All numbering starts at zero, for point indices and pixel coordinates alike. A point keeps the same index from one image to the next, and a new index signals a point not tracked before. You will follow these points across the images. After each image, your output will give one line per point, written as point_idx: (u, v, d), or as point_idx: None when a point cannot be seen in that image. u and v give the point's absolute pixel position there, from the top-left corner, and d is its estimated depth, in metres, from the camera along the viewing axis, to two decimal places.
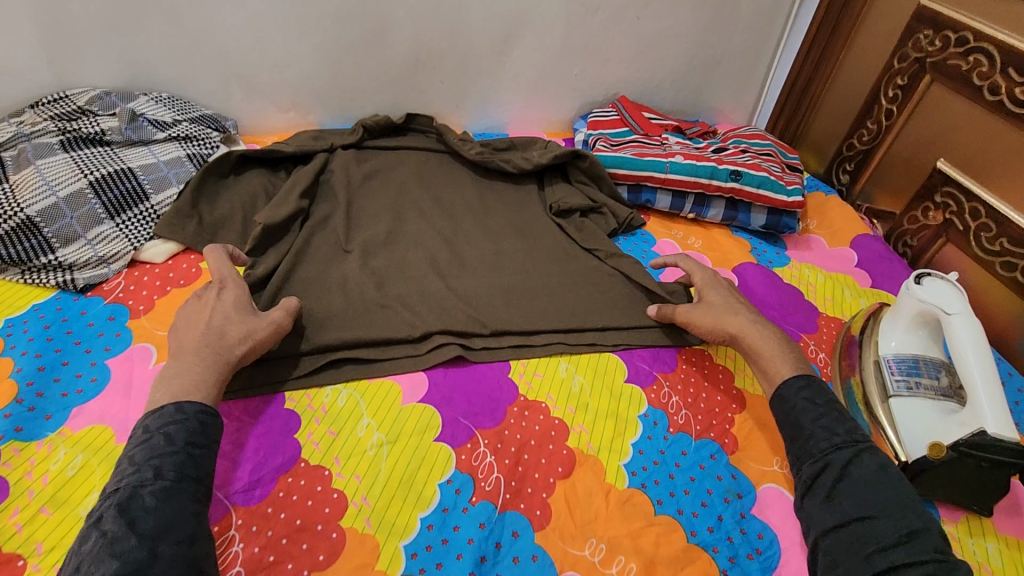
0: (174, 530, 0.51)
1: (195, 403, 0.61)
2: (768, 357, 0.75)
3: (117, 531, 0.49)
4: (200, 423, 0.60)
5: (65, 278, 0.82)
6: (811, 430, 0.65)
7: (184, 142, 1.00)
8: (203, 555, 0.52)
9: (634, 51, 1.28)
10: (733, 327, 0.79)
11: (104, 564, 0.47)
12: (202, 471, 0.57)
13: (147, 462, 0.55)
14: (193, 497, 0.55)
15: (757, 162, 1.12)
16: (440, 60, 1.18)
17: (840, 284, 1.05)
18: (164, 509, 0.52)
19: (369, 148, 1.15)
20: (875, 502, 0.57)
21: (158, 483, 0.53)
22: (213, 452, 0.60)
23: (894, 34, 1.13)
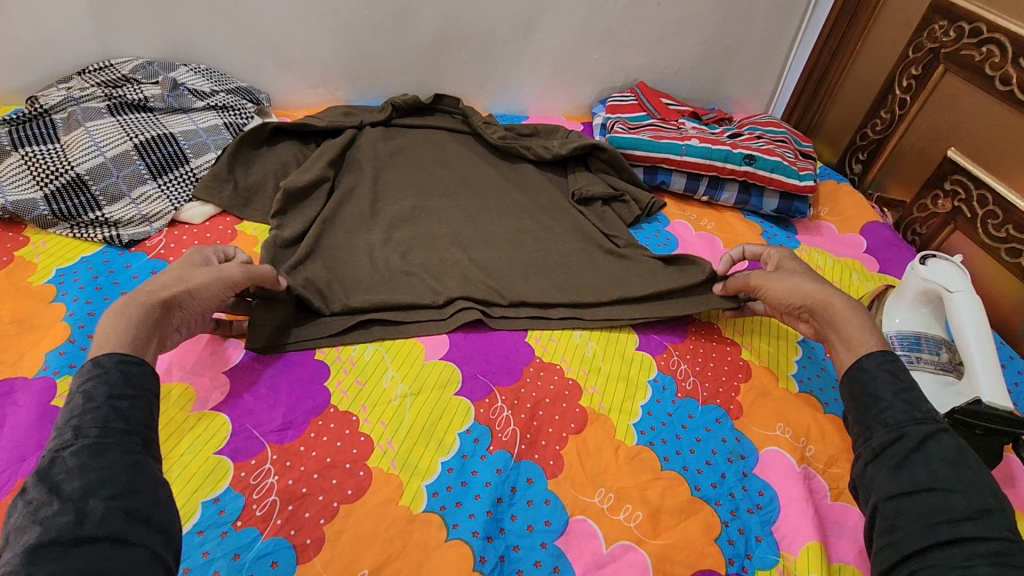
0: (107, 486, 0.43)
1: (111, 354, 0.53)
2: (851, 325, 0.67)
3: (40, 498, 0.42)
4: (121, 373, 0.51)
5: (111, 233, 0.87)
6: (891, 401, 0.57)
7: (221, 111, 1.05)
8: (148, 505, 0.44)
9: (654, 38, 1.31)
10: (816, 295, 0.72)
11: (32, 533, 0.40)
12: (134, 420, 0.49)
13: (66, 422, 0.46)
14: (124, 449, 0.46)
15: (771, 148, 1.15)
16: (465, 41, 1.22)
17: (848, 268, 1.08)
18: (89, 467, 0.44)
19: (396, 126, 1.20)
20: (952, 476, 0.50)
21: (79, 441, 0.45)
22: (145, 401, 0.51)
23: (910, 25, 1.15)
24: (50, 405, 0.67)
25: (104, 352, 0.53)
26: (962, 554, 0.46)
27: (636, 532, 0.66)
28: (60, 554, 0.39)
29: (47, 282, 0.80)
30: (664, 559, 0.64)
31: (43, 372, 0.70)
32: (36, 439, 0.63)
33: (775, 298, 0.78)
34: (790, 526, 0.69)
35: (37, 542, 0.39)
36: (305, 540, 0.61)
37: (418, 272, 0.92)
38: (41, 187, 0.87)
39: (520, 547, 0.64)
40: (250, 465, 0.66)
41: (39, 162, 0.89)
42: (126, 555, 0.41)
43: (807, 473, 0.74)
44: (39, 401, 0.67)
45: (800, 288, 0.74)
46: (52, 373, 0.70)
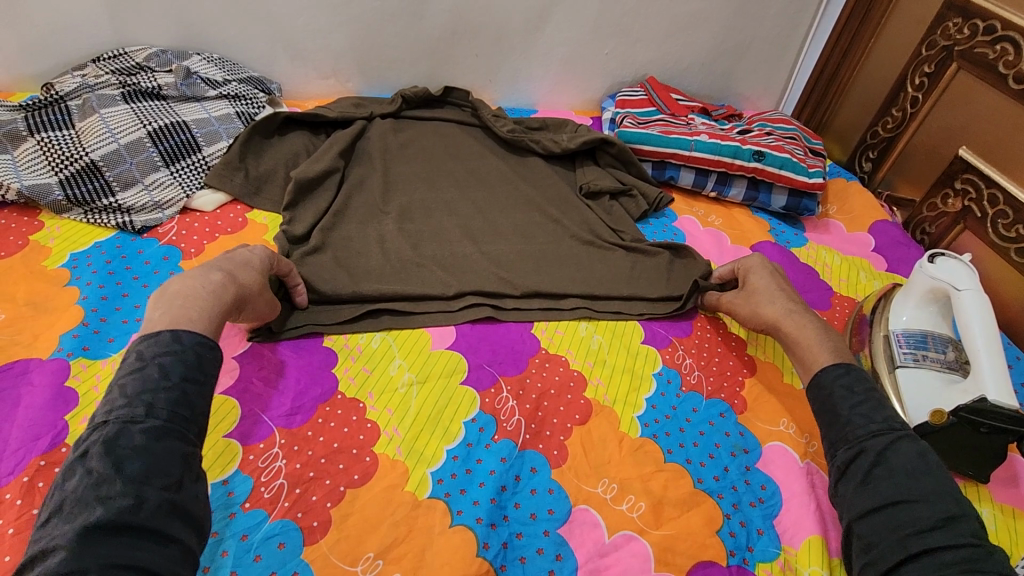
0: (161, 474, 0.49)
1: (192, 333, 0.58)
2: (807, 345, 0.74)
3: (103, 472, 0.48)
4: (196, 357, 0.57)
5: (124, 219, 0.88)
6: (850, 417, 0.65)
7: (233, 100, 1.06)
8: (191, 499, 0.51)
9: (666, 32, 1.30)
10: (769, 317, 0.79)
11: (87, 506, 0.46)
12: (196, 409, 0.55)
13: (139, 395, 0.52)
14: (182, 437, 0.52)
15: (781, 144, 1.14)
16: (475, 33, 1.22)
17: (856, 266, 1.09)
18: (152, 451, 0.50)
19: (406, 118, 1.20)
20: (914, 488, 0.57)
21: (150, 421, 0.51)
22: (208, 388, 0.57)
23: (924, 22, 1.14)
24: (64, 386, 0.68)
25: (184, 328, 0.58)
26: (933, 564, 0.52)
27: (638, 523, 0.67)
28: (111, 536, 0.45)
29: (61, 266, 0.82)
30: (665, 549, 0.65)
31: (57, 354, 0.71)
32: (50, 419, 0.65)
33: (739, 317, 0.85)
34: (792, 520, 0.69)
35: (93, 516, 0.45)
36: (311, 523, 0.62)
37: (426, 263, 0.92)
38: (57, 172, 0.89)
39: (523, 534, 0.65)
40: (258, 449, 0.67)
41: (55, 148, 0.90)
42: (164, 545, 0.47)
43: (811, 469, 0.74)
44: (53, 382, 0.68)
45: (759, 312, 0.81)
46: (66, 355, 0.71)
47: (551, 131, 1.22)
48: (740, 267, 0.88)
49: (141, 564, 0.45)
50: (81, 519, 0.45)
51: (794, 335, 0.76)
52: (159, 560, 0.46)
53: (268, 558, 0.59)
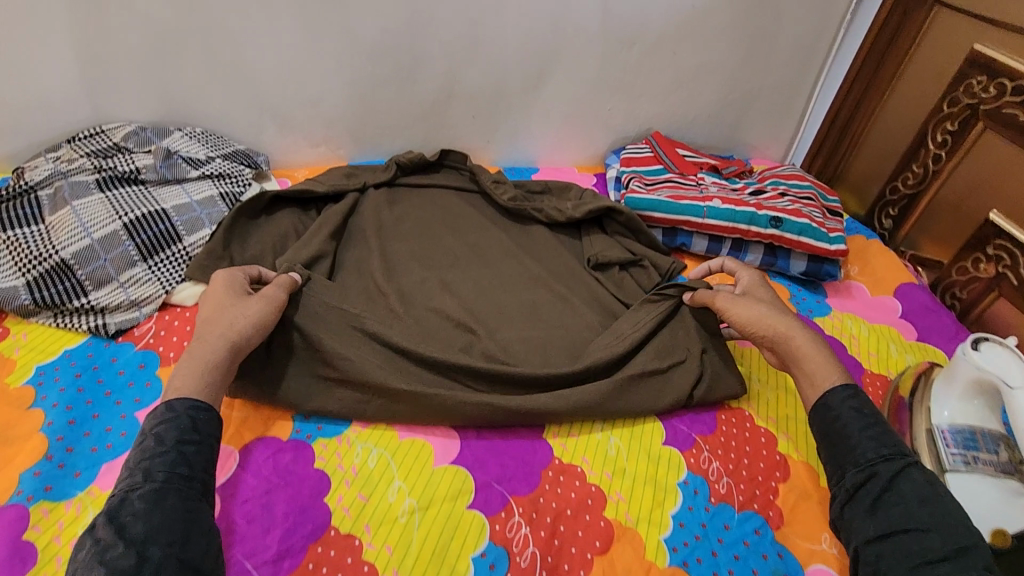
0: (163, 532, 0.52)
1: (183, 400, 0.63)
2: (812, 359, 0.75)
3: (109, 538, 0.51)
4: (189, 420, 0.61)
5: (97, 322, 0.81)
6: (859, 440, 0.67)
7: (217, 180, 0.99)
8: (197, 553, 0.53)
9: (669, 86, 1.25)
10: (777, 327, 0.79)
11: (94, 572, 0.49)
12: (195, 468, 0.58)
13: (138, 465, 0.57)
14: (183, 496, 0.56)
15: (798, 208, 1.08)
16: (472, 94, 1.17)
17: (885, 338, 1.02)
18: (152, 512, 0.53)
19: (401, 186, 1.14)
20: (925, 514, 0.60)
21: (148, 485, 0.55)
22: (206, 447, 0.61)
23: (944, 75, 1.07)
24: (21, 540, 0.60)
25: (176, 397, 0.63)
26: None
27: None
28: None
29: (26, 384, 0.74)
30: None
31: (15, 498, 0.63)
32: None
33: (735, 320, 0.82)
34: None
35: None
36: None
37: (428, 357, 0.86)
38: (22, 273, 0.82)
39: None
40: None
41: (21, 247, 0.83)
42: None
43: None
44: (9, 534, 0.60)
45: (765, 317, 0.80)
46: (25, 499, 0.63)
47: (554, 196, 1.16)
48: (740, 279, 0.90)
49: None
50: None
51: (798, 348, 0.76)
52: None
53: None
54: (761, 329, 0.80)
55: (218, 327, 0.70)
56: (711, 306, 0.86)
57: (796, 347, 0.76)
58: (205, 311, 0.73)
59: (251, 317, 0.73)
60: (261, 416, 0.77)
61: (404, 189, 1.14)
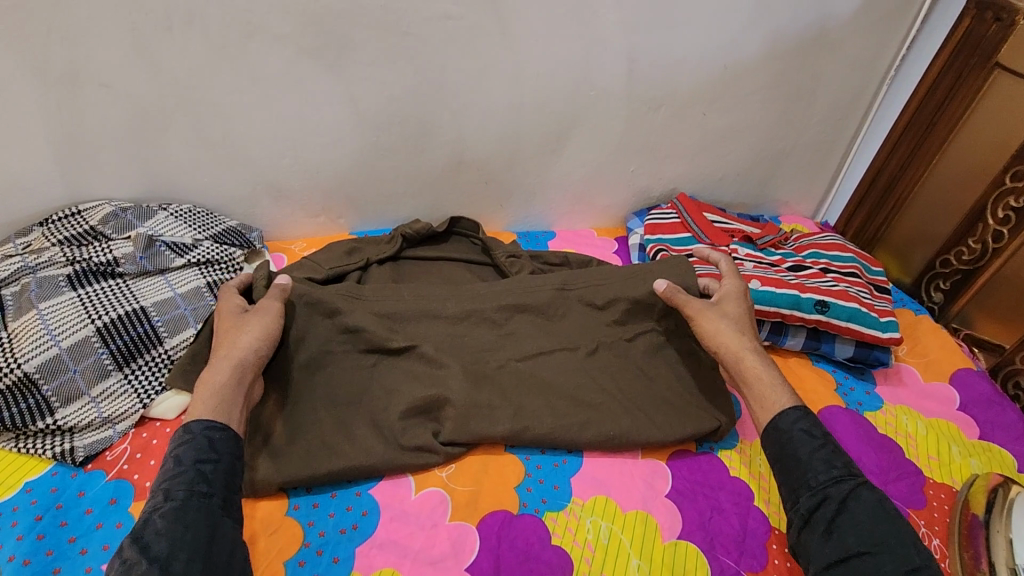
0: (185, 547, 0.56)
1: (200, 421, 0.66)
2: (763, 383, 0.76)
3: (133, 556, 0.55)
4: (206, 441, 0.64)
5: (63, 447, 0.72)
6: (809, 461, 0.68)
7: (205, 268, 0.90)
8: (221, 565, 0.58)
9: (697, 146, 1.16)
10: (735, 347, 0.80)
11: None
12: (213, 483, 0.62)
13: (161, 484, 0.61)
14: (205, 511, 0.60)
15: (845, 289, 0.98)
16: (485, 160, 1.08)
17: (945, 436, 0.92)
18: (173, 530, 0.57)
19: (407, 260, 1.05)
20: (875, 537, 0.61)
21: (170, 504, 0.59)
22: (225, 463, 0.64)
23: (1009, 145, 0.99)
24: None
25: (193, 418, 0.67)
26: None
27: None
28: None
29: None
30: None
31: None
32: None
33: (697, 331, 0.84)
34: None
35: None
36: None
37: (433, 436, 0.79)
38: None
39: None
40: None
41: None
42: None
43: None
44: None
45: (729, 336, 0.81)
46: None
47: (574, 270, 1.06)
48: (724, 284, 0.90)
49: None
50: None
51: (751, 372, 0.77)
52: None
53: None
54: (719, 347, 0.81)
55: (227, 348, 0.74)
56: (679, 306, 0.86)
57: (749, 370, 0.78)
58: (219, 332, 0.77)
59: (255, 334, 0.76)
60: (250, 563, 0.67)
61: (411, 263, 1.05)
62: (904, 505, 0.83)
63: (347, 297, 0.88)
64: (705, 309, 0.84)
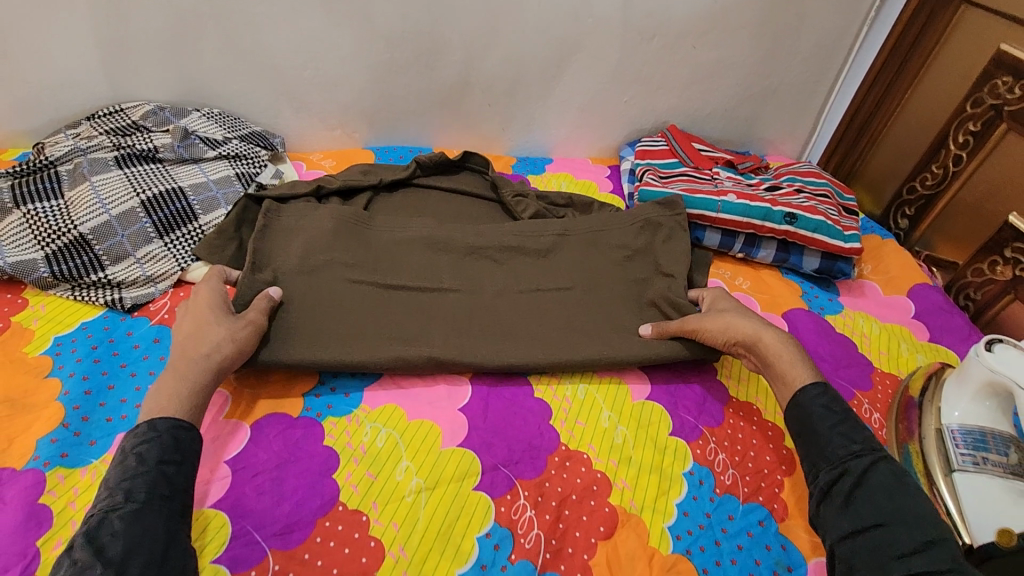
0: (140, 552, 0.53)
1: (167, 419, 0.63)
2: (786, 356, 0.76)
3: (85, 559, 0.51)
4: (172, 439, 0.61)
5: (113, 296, 0.82)
6: (828, 436, 0.66)
7: (233, 161, 0.99)
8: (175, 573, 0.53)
9: (687, 80, 1.24)
10: (746, 330, 0.80)
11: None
12: (176, 487, 0.58)
13: (119, 484, 0.57)
14: (164, 515, 0.56)
15: (814, 205, 1.07)
16: (489, 82, 1.17)
17: (896, 336, 1.01)
18: (130, 532, 0.53)
19: (418, 185, 1.11)
20: (894, 510, 0.59)
21: (128, 506, 0.55)
22: (188, 466, 0.61)
23: (969, 76, 1.06)
24: (37, 504, 0.61)
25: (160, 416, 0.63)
26: None
27: None
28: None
29: (43, 354, 0.76)
30: None
31: (32, 463, 0.65)
32: (20, 549, 0.58)
33: (709, 338, 0.82)
34: None
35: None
36: None
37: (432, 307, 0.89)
38: (42, 246, 0.83)
39: None
40: None
41: (41, 221, 0.84)
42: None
43: None
44: (25, 499, 0.62)
45: (735, 326, 0.80)
46: (42, 465, 0.65)
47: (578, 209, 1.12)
48: (705, 294, 0.92)
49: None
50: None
51: (772, 348, 0.77)
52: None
53: None
54: (731, 340, 0.81)
55: (203, 350, 0.69)
56: (681, 330, 0.85)
57: (766, 343, 0.78)
58: (180, 329, 0.72)
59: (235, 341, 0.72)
60: (274, 392, 0.78)
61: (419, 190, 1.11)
62: (852, 386, 0.92)
63: (355, 224, 0.94)
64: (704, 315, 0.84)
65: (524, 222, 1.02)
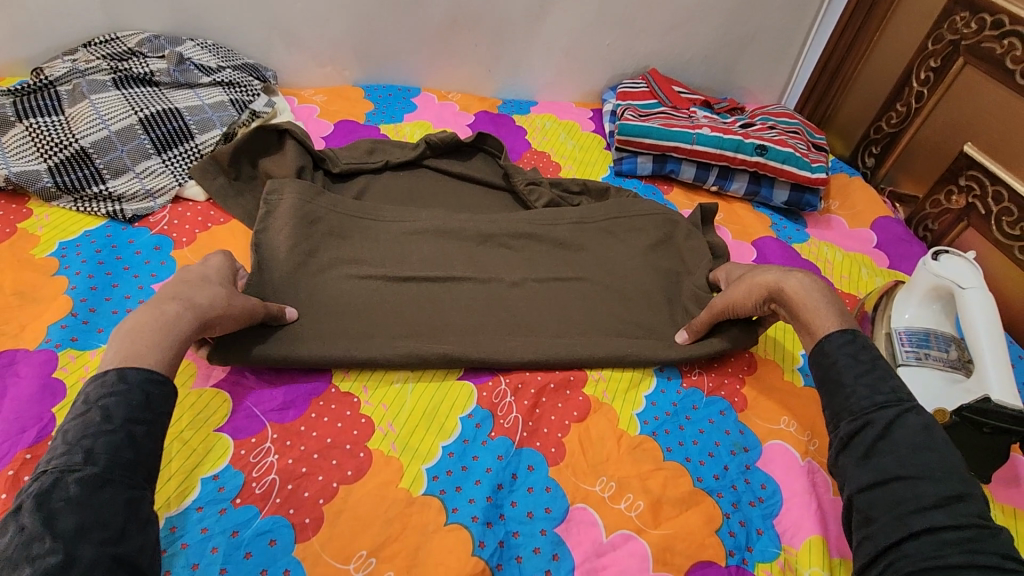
0: (99, 525, 0.44)
1: (139, 370, 0.53)
2: (812, 299, 0.69)
3: (35, 528, 0.42)
4: (143, 397, 0.52)
5: (114, 208, 0.86)
6: (854, 387, 0.60)
7: (227, 88, 1.03)
8: (134, 549, 0.45)
9: (668, 23, 1.28)
10: (768, 284, 0.75)
11: (17, 569, 0.41)
12: (144, 453, 0.50)
13: (79, 442, 0.47)
14: (127, 484, 0.47)
15: (784, 139, 1.13)
16: (475, 21, 1.20)
17: (857, 262, 1.08)
18: (89, 501, 0.45)
19: (426, 167, 1.07)
20: (920, 464, 0.53)
21: (90, 469, 0.46)
22: (158, 428, 0.52)
23: (931, 16, 1.12)
24: (51, 378, 0.66)
25: (127, 363, 0.54)
26: (933, 542, 0.48)
27: (636, 522, 0.66)
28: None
29: (49, 256, 0.80)
30: (665, 549, 0.64)
31: (45, 345, 0.69)
32: (37, 414, 0.63)
33: (741, 309, 0.78)
34: (792, 520, 0.69)
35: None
36: (303, 520, 0.61)
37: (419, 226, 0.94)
38: (46, 158, 0.87)
39: (519, 533, 0.64)
40: (250, 443, 0.66)
41: (44, 134, 0.88)
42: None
43: (811, 467, 0.74)
44: (40, 373, 0.67)
45: (758, 287, 0.76)
46: (54, 346, 0.69)
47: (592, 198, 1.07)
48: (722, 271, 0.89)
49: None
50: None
51: (796, 295, 0.71)
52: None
53: (258, 556, 0.58)
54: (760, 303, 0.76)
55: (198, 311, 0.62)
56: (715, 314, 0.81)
57: (788, 291, 0.72)
58: (184, 277, 0.66)
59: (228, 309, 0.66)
60: None
61: (429, 172, 1.07)
62: None
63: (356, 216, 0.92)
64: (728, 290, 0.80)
65: (538, 212, 0.99)
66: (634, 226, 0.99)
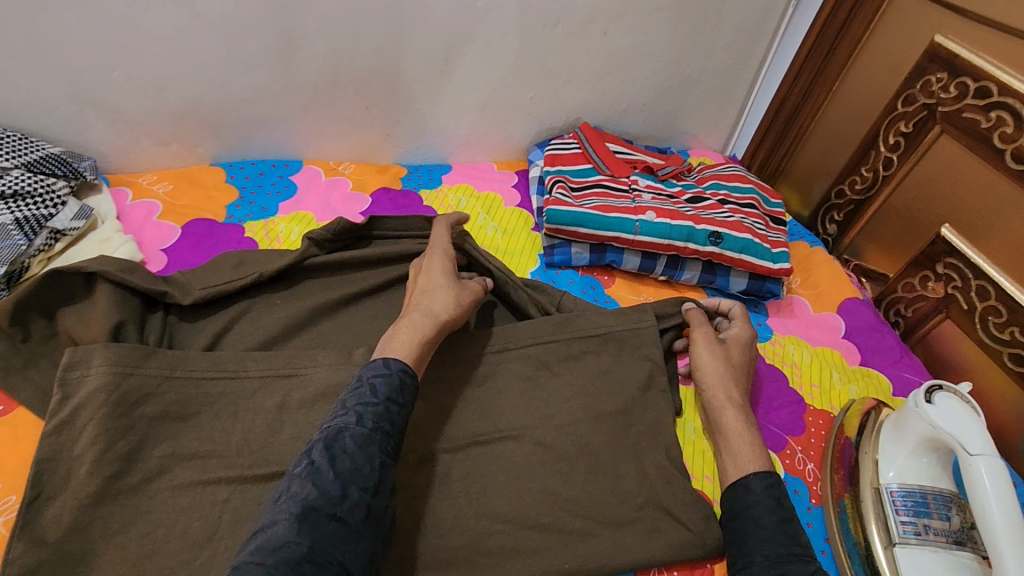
0: (360, 477, 0.53)
1: (399, 359, 0.63)
2: (738, 439, 0.72)
3: (321, 462, 0.52)
4: (399, 380, 0.61)
5: None
6: (774, 531, 0.62)
7: (13, 201, 0.75)
8: (380, 508, 0.53)
9: (599, 72, 1.08)
10: (721, 396, 0.76)
11: (307, 489, 0.51)
12: (395, 426, 0.58)
13: (355, 406, 0.57)
14: (384, 452, 0.55)
15: (740, 221, 0.96)
16: (364, 81, 0.96)
17: (828, 364, 0.92)
18: (359, 455, 0.53)
19: (308, 279, 0.83)
20: None
21: (360, 429, 0.55)
22: (406, 412, 0.60)
23: (899, 70, 0.96)
24: None
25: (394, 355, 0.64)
26: None
27: None
28: (321, 520, 0.49)
29: None
30: None
31: None
32: None
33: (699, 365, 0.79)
34: None
35: (310, 500, 0.50)
36: None
37: (291, 386, 0.71)
38: None
39: None
40: None
41: None
42: (353, 546, 0.49)
43: None
44: None
45: (713, 378, 0.78)
46: None
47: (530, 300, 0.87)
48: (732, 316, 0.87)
49: (337, 558, 0.48)
50: (302, 500, 0.50)
51: (730, 428, 0.73)
52: (348, 557, 0.49)
53: None
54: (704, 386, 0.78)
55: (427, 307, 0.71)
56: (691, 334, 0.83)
57: (723, 420, 0.74)
58: (424, 282, 0.75)
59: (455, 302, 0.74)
60: None
61: (313, 279, 0.84)
62: (783, 432, 0.82)
63: (207, 383, 0.69)
64: (708, 341, 0.80)
65: (450, 343, 0.78)
66: (572, 352, 0.80)
